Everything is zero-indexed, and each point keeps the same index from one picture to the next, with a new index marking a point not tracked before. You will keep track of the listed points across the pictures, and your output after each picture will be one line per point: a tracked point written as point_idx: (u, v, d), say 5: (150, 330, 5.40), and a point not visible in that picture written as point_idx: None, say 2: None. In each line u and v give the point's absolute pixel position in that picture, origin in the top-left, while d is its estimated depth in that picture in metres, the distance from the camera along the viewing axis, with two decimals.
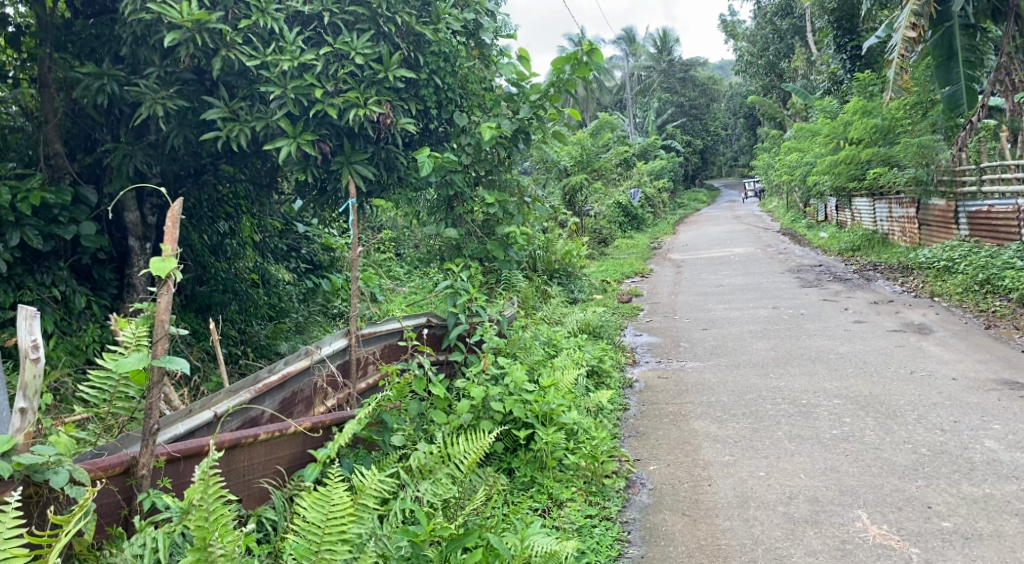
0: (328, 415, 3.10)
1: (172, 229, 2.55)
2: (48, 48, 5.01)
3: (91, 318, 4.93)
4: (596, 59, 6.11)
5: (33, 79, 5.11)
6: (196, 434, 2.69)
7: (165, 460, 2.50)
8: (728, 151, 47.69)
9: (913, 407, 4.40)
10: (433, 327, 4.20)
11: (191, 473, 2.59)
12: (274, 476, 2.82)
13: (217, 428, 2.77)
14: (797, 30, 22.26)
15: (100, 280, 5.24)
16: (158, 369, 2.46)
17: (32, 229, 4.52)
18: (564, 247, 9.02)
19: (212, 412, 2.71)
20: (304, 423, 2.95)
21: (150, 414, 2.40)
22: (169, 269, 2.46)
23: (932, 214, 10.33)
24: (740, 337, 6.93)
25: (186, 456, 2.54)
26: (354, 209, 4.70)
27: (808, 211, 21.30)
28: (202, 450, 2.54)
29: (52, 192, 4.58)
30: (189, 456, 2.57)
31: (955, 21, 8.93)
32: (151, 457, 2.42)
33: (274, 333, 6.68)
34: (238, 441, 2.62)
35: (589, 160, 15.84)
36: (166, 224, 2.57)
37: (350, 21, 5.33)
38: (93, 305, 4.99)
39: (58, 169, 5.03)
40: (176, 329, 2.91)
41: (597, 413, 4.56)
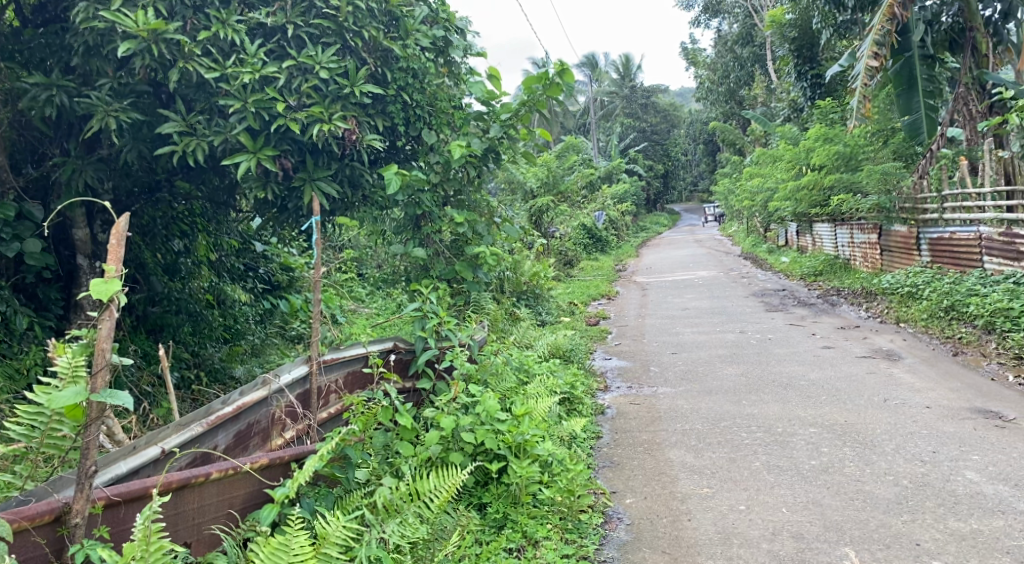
0: (286, 450, 2.87)
1: (118, 248, 2.30)
2: None
3: (34, 340, 4.64)
4: (568, 79, 5.89)
5: None
6: (140, 473, 2.44)
7: (103, 505, 2.25)
8: (689, 176, 48.40)
9: (890, 436, 4.34)
10: (400, 351, 4.05)
11: (132, 519, 2.35)
12: (226, 520, 2.59)
13: (163, 466, 2.52)
14: (757, 59, 22.68)
15: (45, 300, 4.94)
16: (97, 405, 2.26)
17: None
18: (532, 269, 8.88)
19: (158, 448, 2.47)
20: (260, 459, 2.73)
21: (86, 454, 2.17)
22: (112, 292, 2.25)
23: (893, 240, 10.46)
24: (710, 362, 6.84)
25: (128, 499, 2.30)
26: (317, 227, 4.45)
27: (769, 236, 21.56)
28: (146, 492, 2.31)
29: None
30: (132, 500, 2.33)
31: (914, 52, 9.04)
32: (86, 503, 2.19)
33: (230, 356, 6.42)
34: (186, 481, 2.40)
35: (555, 182, 15.79)
36: (109, 241, 2.31)
37: (315, 34, 5.17)
38: (37, 327, 4.70)
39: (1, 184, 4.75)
40: (119, 357, 2.67)
41: (570, 442, 4.39)
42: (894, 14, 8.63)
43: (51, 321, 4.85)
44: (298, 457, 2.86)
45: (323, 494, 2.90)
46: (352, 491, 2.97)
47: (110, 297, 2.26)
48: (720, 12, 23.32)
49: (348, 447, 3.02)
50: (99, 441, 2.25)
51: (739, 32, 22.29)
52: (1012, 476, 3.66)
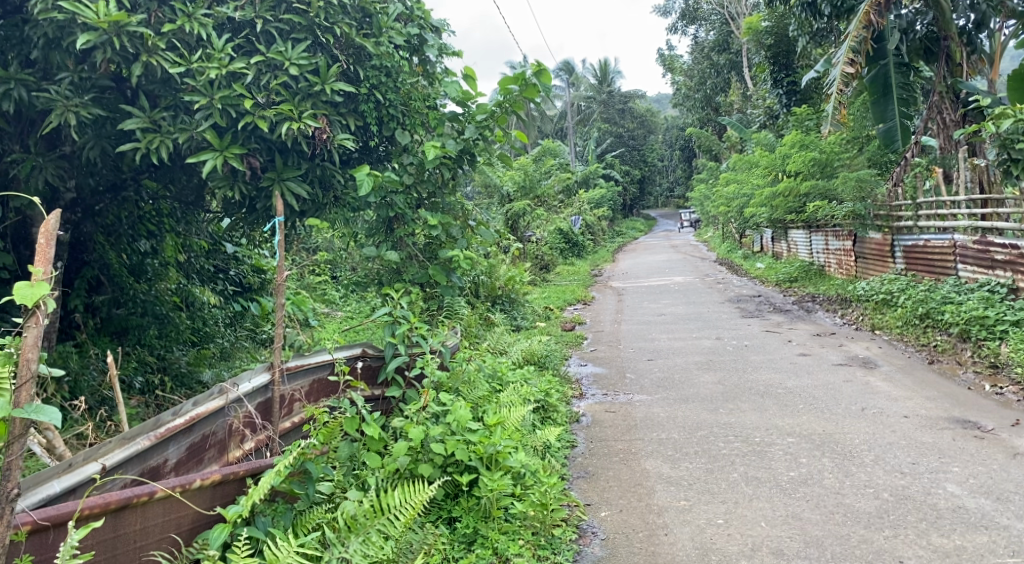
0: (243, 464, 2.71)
1: (47, 247, 2.08)
2: None
3: None
4: (546, 80, 5.81)
5: None
6: (78, 490, 2.27)
7: (28, 531, 2.06)
8: (665, 182, 48.71)
9: (869, 446, 4.28)
10: (368, 357, 3.91)
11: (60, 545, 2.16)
12: (168, 547, 2.41)
13: (105, 483, 2.35)
14: (734, 65, 22.86)
15: None
16: (21, 421, 2.06)
17: None
18: (507, 273, 8.76)
19: (98, 464, 2.30)
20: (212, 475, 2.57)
21: (8, 473, 1.99)
22: (37, 296, 2.07)
23: (868, 247, 10.49)
24: (686, 369, 6.76)
25: (59, 524, 2.11)
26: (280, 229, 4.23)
27: (744, 242, 21.68)
28: (78, 516, 2.13)
29: None
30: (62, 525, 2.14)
31: (891, 59, 9.08)
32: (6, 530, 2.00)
33: (198, 360, 6.27)
34: (125, 501, 2.23)
35: (532, 186, 15.69)
36: (39, 239, 2.06)
37: (285, 30, 5.03)
38: None
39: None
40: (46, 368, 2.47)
41: (544, 452, 4.27)
42: (871, 22, 8.64)
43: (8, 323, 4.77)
44: (254, 472, 2.70)
45: (281, 512, 2.75)
46: (313, 508, 2.83)
47: (34, 300, 2.07)
48: (697, 19, 23.42)
49: (309, 460, 2.88)
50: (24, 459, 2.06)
51: (715, 40, 22.42)
52: (993, 489, 3.61)
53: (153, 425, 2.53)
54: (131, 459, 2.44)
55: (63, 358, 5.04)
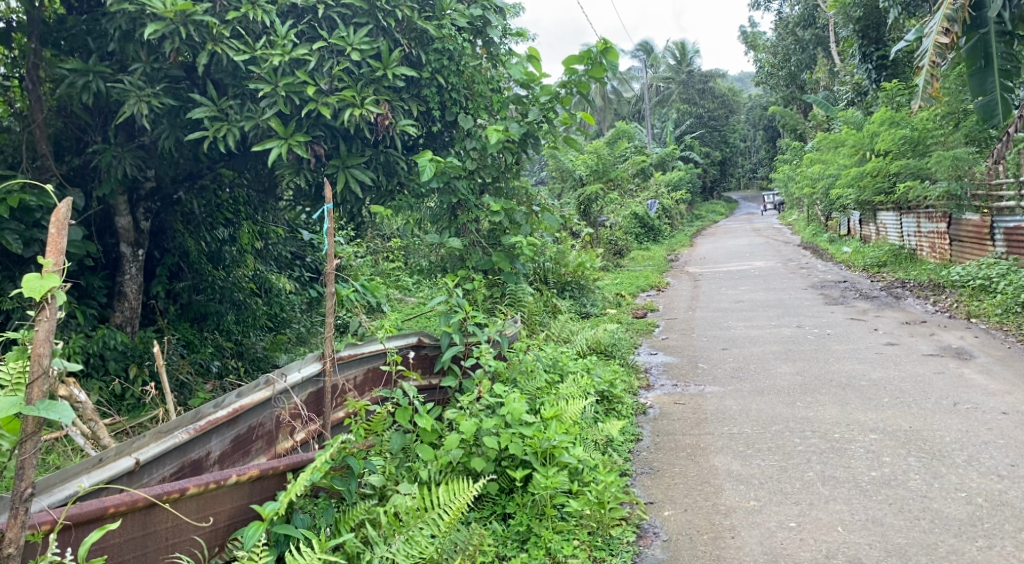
0: (284, 459, 2.70)
1: (57, 238, 2.01)
2: (35, 43, 4.67)
3: (75, 327, 4.84)
4: (613, 60, 5.56)
5: (22, 79, 4.80)
6: (111, 486, 2.27)
7: (50, 529, 2.04)
8: (747, 163, 47.25)
9: (961, 446, 3.94)
10: (424, 345, 3.84)
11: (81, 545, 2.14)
12: (193, 548, 2.39)
13: (142, 477, 2.36)
14: (820, 40, 21.83)
15: (89, 288, 5.15)
16: (34, 418, 2.01)
17: (13, 234, 4.12)
18: (577, 259, 8.60)
19: (132, 458, 2.30)
20: (250, 470, 2.57)
21: (22, 474, 1.96)
22: (48, 290, 2.00)
23: (965, 229, 9.79)
24: (763, 359, 6.44)
25: (82, 523, 2.09)
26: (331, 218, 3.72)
27: (830, 224, 20.74)
28: (102, 513, 2.11)
29: (34, 194, 4.10)
30: (86, 523, 2.12)
31: (991, 28, 8.36)
32: (22, 530, 1.96)
33: (273, 345, 6.38)
34: (156, 498, 2.22)
35: (605, 170, 15.36)
36: (50, 229, 2.02)
37: (347, 15, 4.99)
38: (80, 313, 4.91)
39: (44, 172, 4.71)
40: (66, 364, 2.44)
41: (606, 446, 4.12)
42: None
43: (93, 309, 5.06)
44: (295, 467, 2.70)
45: (323, 507, 2.72)
46: (357, 504, 2.79)
47: (45, 294, 2.00)
48: None
49: (354, 455, 2.85)
50: (37, 458, 2.01)
51: (801, 13, 21.40)
52: None
53: (194, 418, 2.53)
54: (169, 453, 2.45)
55: (143, 343, 5.18)
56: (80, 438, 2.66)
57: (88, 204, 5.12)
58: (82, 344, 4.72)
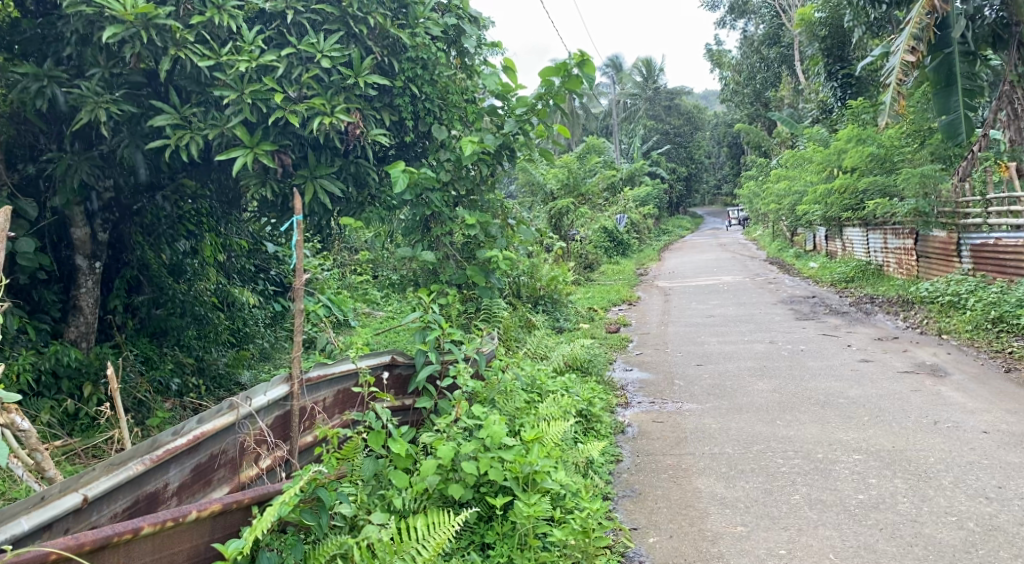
0: (250, 491, 2.51)
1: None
2: None
3: (27, 344, 4.57)
4: (590, 71, 5.45)
5: None
6: (55, 526, 2.06)
7: None
8: (712, 179, 47.82)
9: (947, 467, 3.87)
10: (398, 365, 3.67)
11: None
12: None
13: (92, 515, 2.16)
14: (785, 59, 22.21)
15: (41, 303, 4.89)
16: None
17: None
18: (550, 273, 8.49)
19: (79, 495, 2.10)
20: (212, 505, 2.37)
21: None
22: None
23: (931, 245, 9.88)
24: (739, 375, 6.36)
25: None
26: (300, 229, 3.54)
27: (796, 240, 20.95)
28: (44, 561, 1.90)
29: None
30: None
31: (955, 48, 8.44)
32: None
33: (236, 361, 6.13)
34: (106, 539, 2.02)
35: (575, 184, 15.69)
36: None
37: (317, 21, 4.83)
38: (31, 328, 4.64)
39: None
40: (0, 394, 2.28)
41: (587, 468, 3.98)
42: (936, 9, 8.13)
43: (45, 324, 4.79)
44: (261, 500, 2.51)
45: (291, 544, 2.54)
46: (328, 537, 2.62)
47: None
48: (746, 12, 23.31)
49: (324, 486, 2.68)
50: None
51: (766, 32, 21.76)
52: None
53: (150, 448, 2.34)
54: (122, 486, 2.24)
55: (99, 359, 4.91)
56: (19, 471, 2.46)
57: (42, 214, 4.86)
58: (32, 361, 4.43)
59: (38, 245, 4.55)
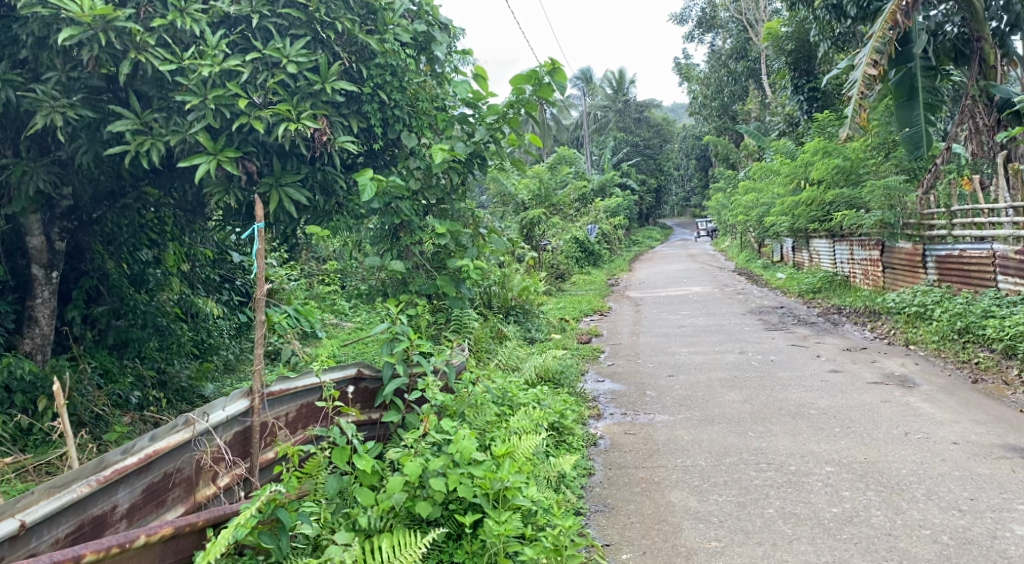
0: (204, 514, 2.39)
1: None
2: None
3: None
4: (560, 79, 5.39)
5: None
6: None
7: None
8: (682, 191, 48.30)
9: (919, 479, 3.86)
10: (364, 378, 3.57)
11: None
12: None
13: (30, 541, 2.04)
14: (752, 73, 22.55)
15: None
16: None
17: None
18: (521, 283, 8.45)
19: (17, 520, 1.98)
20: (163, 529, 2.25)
21: None
22: None
23: (897, 257, 9.99)
24: (710, 386, 6.34)
25: None
26: (263, 237, 3.42)
27: (764, 251, 21.14)
28: None
29: None
30: None
31: (917, 62, 8.53)
32: None
33: (199, 374, 5.95)
34: None
35: (546, 195, 15.75)
36: None
37: (283, 25, 4.71)
38: None
39: None
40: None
41: (558, 483, 3.89)
42: (897, 22, 8.12)
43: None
44: (216, 522, 2.40)
45: None
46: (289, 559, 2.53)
47: None
48: (714, 27, 23.66)
49: (285, 506, 2.57)
50: None
51: (733, 47, 22.07)
52: None
53: (96, 468, 2.21)
54: (64, 511, 2.12)
55: (55, 373, 4.68)
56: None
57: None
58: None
59: None
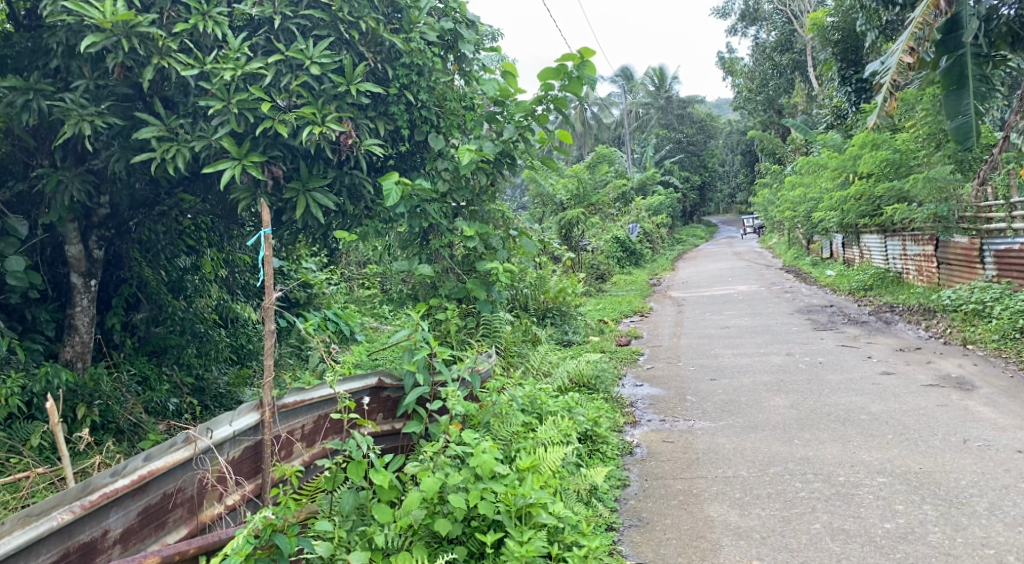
0: (198, 539, 2.43)
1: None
2: None
3: (16, 364, 4.29)
4: (590, 72, 5.21)
5: None
6: None
7: None
8: (726, 188, 47.42)
9: (981, 491, 3.58)
10: (385, 386, 3.48)
11: None
12: None
13: None
14: (797, 65, 21.93)
15: (33, 323, 4.68)
16: None
17: None
18: (558, 284, 8.25)
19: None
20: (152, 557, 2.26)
21: None
22: None
23: (952, 252, 9.50)
24: (754, 390, 6.06)
25: None
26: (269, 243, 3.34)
27: (813, 248, 20.53)
28: None
29: None
30: None
31: (968, 49, 8.02)
32: None
33: (237, 381, 5.86)
34: None
35: (586, 194, 15.44)
36: None
37: (306, 26, 4.62)
38: (22, 348, 4.39)
39: None
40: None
41: (590, 497, 3.73)
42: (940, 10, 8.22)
43: (38, 344, 4.57)
44: (210, 548, 2.43)
45: None
46: None
47: None
48: (757, 19, 23.14)
49: (286, 530, 2.48)
50: None
51: (778, 39, 21.46)
52: None
53: (84, 493, 2.27)
54: (47, 539, 2.16)
55: (93, 381, 4.62)
56: None
57: (34, 231, 4.65)
58: (23, 385, 4.18)
59: (27, 263, 4.37)
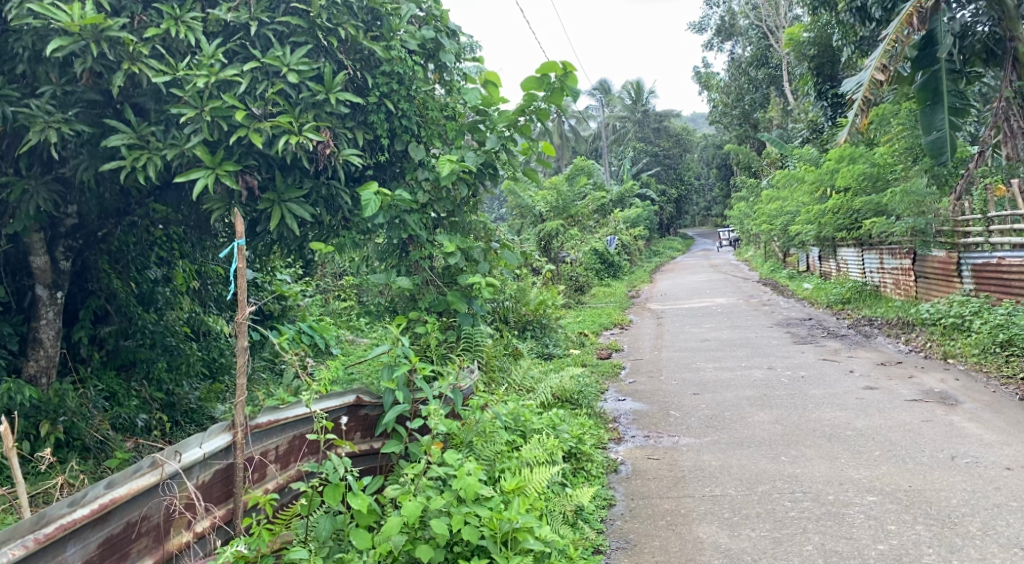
0: None
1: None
2: None
3: None
4: (573, 83, 5.12)
5: None
6: None
7: None
8: (703, 201, 47.77)
9: (973, 510, 3.52)
10: (363, 404, 3.34)
11: None
12: None
13: None
14: (773, 80, 22.15)
15: None
16: None
17: None
18: (538, 297, 8.14)
19: None
20: None
21: None
22: None
23: (930, 265, 9.56)
24: (738, 405, 5.99)
25: None
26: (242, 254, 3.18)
27: (789, 261, 20.66)
28: None
29: None
30: None
31: (942, 64, 8.06)
32: None
33: (209, 395, 5.62)
34: None
35: (566, 206, 15.38)
36: None
37: (283, 32, 4.50)
38: None
39: None
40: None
41: (575, 519, 3.62)
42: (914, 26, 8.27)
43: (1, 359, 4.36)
44: None
45: None
46: None
47: None
48: (733, 34, 23.36)
49: None
50: None
51: (754, 54, 21.67)
52: None
53: (38, 526, 2.12)
54: None
55: (59, 396, 4.42)
56: None
57: None
58: None
59: None
